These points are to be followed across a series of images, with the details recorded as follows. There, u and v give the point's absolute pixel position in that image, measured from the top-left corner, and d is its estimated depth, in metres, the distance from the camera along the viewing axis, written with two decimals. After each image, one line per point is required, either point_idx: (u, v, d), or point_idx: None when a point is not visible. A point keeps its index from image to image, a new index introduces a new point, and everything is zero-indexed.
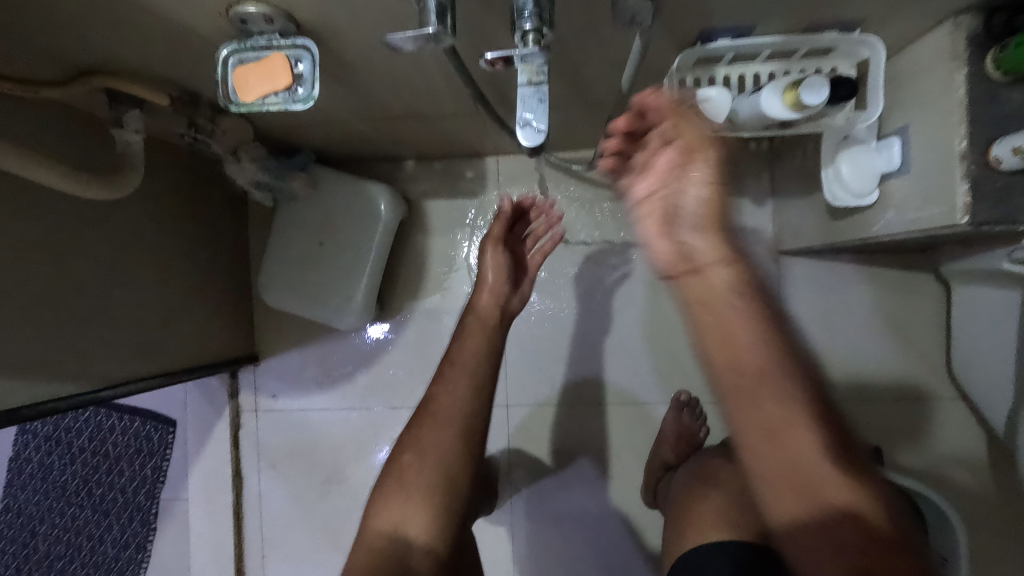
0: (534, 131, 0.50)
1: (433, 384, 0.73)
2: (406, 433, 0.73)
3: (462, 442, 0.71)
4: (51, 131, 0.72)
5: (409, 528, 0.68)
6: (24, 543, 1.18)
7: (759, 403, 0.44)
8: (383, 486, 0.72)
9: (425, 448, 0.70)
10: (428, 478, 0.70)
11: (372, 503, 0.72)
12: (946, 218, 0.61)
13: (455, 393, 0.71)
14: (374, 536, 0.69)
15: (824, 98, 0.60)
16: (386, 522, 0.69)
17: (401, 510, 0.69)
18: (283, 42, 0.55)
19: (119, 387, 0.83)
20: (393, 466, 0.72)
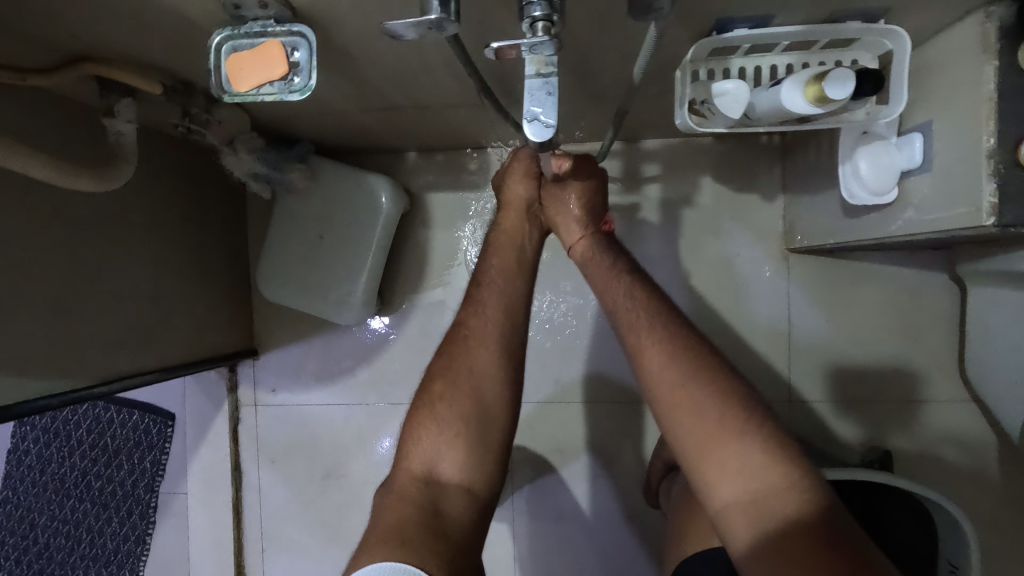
0: (542, 126, 0.47)
1: (463, 311, 0.72)
2: (436, 363, 0.70)
3: (499, 366, 0.68)
4: (40, 120, 0.69)
5: (444, 466, 0.63)
6: (23, 535, 1.17)
7: (637, 330, 0.66)
8: (415, 422, 0.66)
9: (458, 373, 0.67)
10: (462, 407, 0.65)
11: (403, 441, 0.66)
12: (970, 219, 0.59)
13: (487, 311, 0.71)
14: (407, 482, 0.62)
15: (848, 93, 0.57)
16: (418, 461, 0.63)
17: (435, 444, 0.64)
18: (279, 29, 0.52)
19: (114, 383, 0.82)
20: (425, 395, 0.67)
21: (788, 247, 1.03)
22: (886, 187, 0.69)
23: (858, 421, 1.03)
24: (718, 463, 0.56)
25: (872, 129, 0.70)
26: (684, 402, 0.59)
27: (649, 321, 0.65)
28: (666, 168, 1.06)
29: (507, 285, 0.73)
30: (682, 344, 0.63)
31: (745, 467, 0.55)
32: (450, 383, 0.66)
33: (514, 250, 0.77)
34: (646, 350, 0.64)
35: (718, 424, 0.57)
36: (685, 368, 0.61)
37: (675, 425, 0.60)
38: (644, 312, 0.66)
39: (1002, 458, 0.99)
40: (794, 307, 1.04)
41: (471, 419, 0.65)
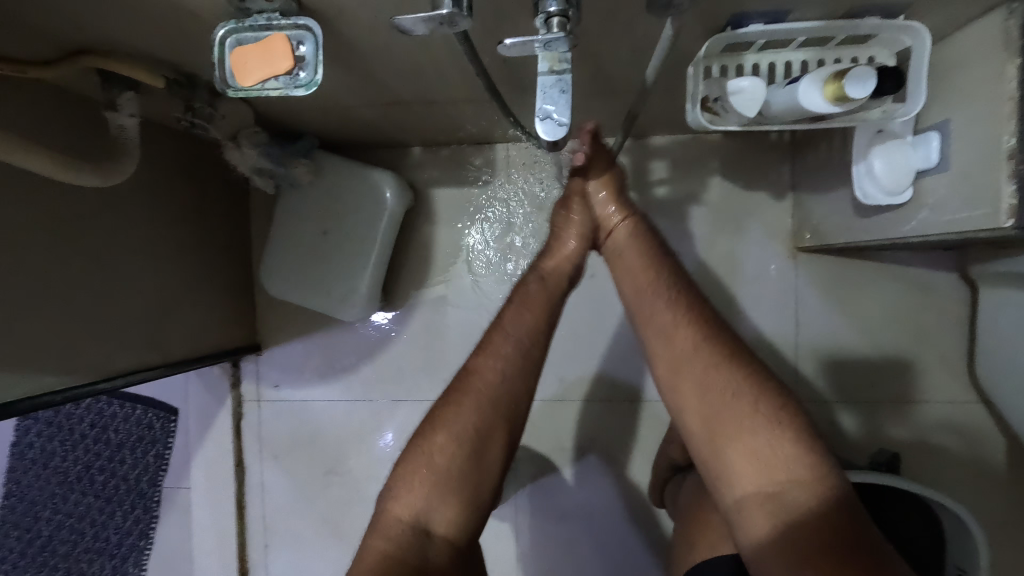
0: (554, 125, 0.47)
1: (477, 354, 0.70)
2: (438, 408, 0.68)
3: (501, 428, 0.67)
4: (41, 113, 0.68)
5: (435, 515, 0.62)
6: (27, 527, 1.18)
7: (655, 316, 0.66)
8: (410, 464, 0.64)
9: (461, 427, 0.65)
10: (462, 461, 0.64)
11: (392, 484, 0.64)
12: (989, 221, 0.58)
13: (501, 365, 0.68)
14: (393, 524, 0.61)
15: (868, 91, 0.55)
16: (407, 507, 0.62)
17: (427, 495, 0.62)
18: (284, 23, 0.51)
19: (117, 379, 0.81)
20: (424, 439, 0.66)
21: (797, 246, 1.02)
22: (900, 187, 0.68)
23: (866, 423, 1.02)
24: (742, 453, 0.56)
25: (887, 128, 0.68)
26: (705, 389, 0.60)
27: (677, 308, 0.65)
28: (674, 166, 1.05)
29: (529, 344, 0.70)
30: (709, 334, 0.63)
31: (770, 458, 0.55)
32: (455, 437, 0.65)
33: (546, 300, 0.74)
34: (675, 334, 0.63)
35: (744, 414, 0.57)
36: (714, 357, 0.61)
37: (697, 412, 0.60)
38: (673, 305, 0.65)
39: (1012, 462, 0.98)
40: (802, 306, 1.03)
41: (466, 475, 0.64)
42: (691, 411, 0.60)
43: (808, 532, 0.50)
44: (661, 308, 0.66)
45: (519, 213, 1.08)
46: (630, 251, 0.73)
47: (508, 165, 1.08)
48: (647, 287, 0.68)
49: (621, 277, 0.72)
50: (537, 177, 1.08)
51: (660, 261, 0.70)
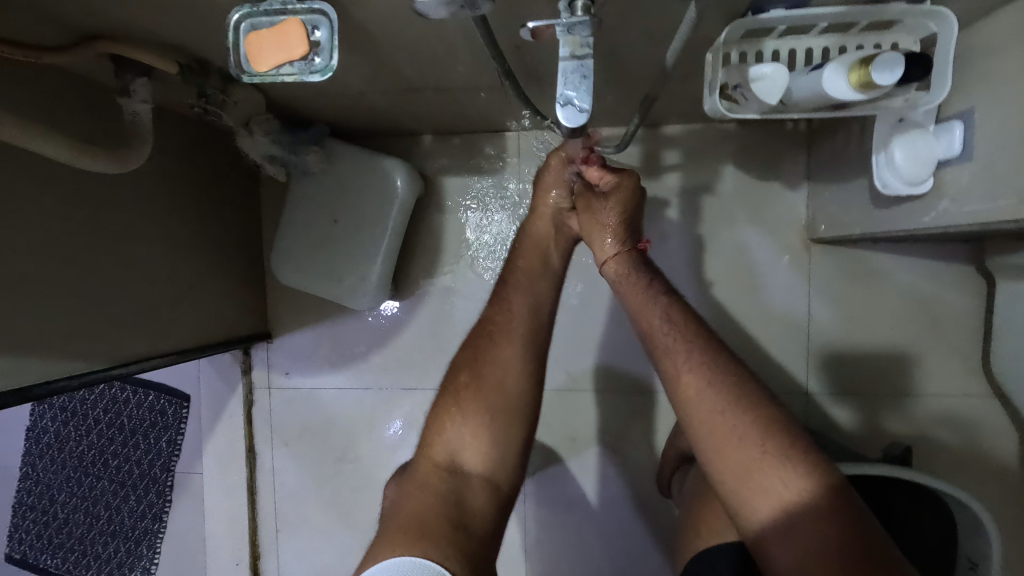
0: (575, 111, 0.46)
1: (491, 302, 0.72)
2: (462, 356, 0.69)
3: (521, 362, 0.67)
4: (55, 100, 0.68)
5: (466, 457, 0.64)
6: (44, 509, 1.22)
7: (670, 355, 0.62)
8: (440, 408, 0.67)
9: (484, 368, 0.66)
10: (489, 399, 0.65)
11: (427, 432, 0.67)
12: (1011, 212, 0.56)
13: (511, 304, 0.70)
14: (429, 468, 0.64)
15: (896, 79, 0.54)
16: (439, 452, 0.64)
17: (460, 436, 0.64)
18: (299, 6, 0.50)
19: (131, 365, 0.82)
20: (451, 384, 0.67)
21: (810, 236, 1.01)
22: (923, 177, 0.67)
23: (877, 415, 1.01)
24: (760, 491, 0.54)
25: (908, 116, 0.67)
26: (728, 435, 0.56)
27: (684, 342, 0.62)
28: (687, 155, 1.04)
29: (534, 281, 0.72)
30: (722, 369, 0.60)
31: (788, 502, 0.53)
32: (474, 378, 0.66)
33: (545, 238, 0.76)
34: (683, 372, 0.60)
35: (756, 449, 0.55)
36: (717, 391, 0.58)
37: (722, 459, 0.56)
38: (680, 334, 0.63)
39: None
40: (815, 297, 1.02)
41: (494, 414, 0.65)
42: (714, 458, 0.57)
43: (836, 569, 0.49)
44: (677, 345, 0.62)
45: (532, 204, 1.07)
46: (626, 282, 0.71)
47: (521, 155, 1.08)
48: (651, 315, 0.66)
49: (627, 302, 0.70)
50: None
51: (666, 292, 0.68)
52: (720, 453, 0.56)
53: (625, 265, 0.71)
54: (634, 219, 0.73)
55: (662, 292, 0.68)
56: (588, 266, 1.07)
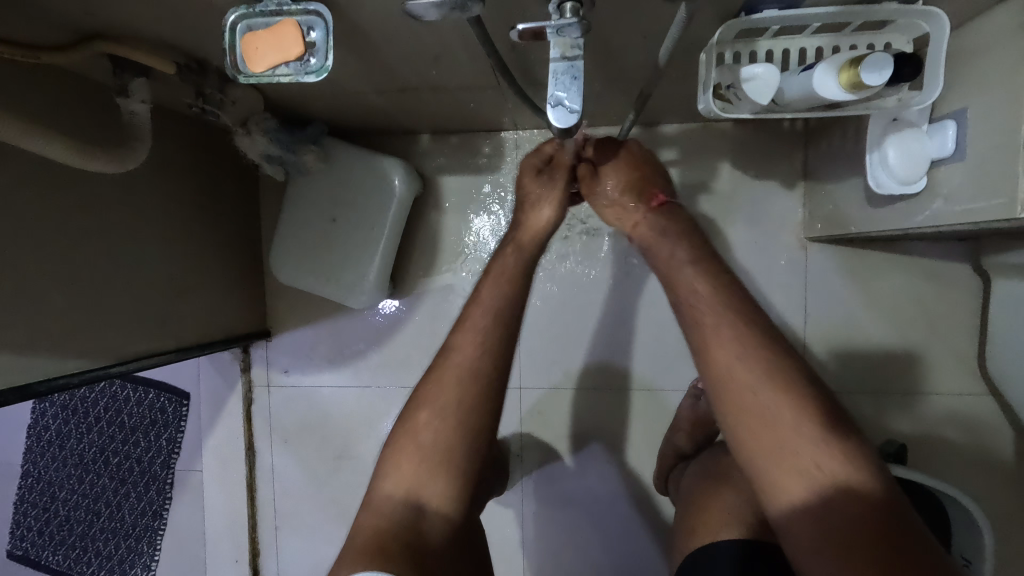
0: (566, 112, 0.47)
1: (454, 332, 0.70)
2: (423, 389, 0.69)
3: (482, 402, 0.67)
4: (54, 100, 0.69)
5: (421, 493, 0.65)
6: (45, 507, 1.23)
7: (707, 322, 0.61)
8: (398, 444, 0.67)
9: (445, 406, 0.67)
10: (446, 439, 0.66)
11: (382, 464, 0.68)
12: (1003, 211, 0.57)
13: (479, 338, 0.68)
14: (383, 500, 0.65)
15: (885, 79, 0.54)
16: (394, 487, 0.65)
17: (416, 473, 0.66)
18: (294, 8, 0.51)
19: (131, 362, 0.83)
20: (410, 420, 0.68)
21: (807, 235, 1.01)
22: (916, 177, 0.67)
23: (876, 414, 1.02)
24: (792, 463, 0.54)
25: (902, 117, 0.68)
26: (762, 407, 0.56)
27: (722, 310, 0.61)
28: (684, 154, 1.04)
29: (504, 309, 0.70)
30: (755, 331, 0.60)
31: (820, 472, 0.53)
32: (434, 417, 0.67)
33: (517, 268, 0.73)
34: (719, 336, 0.60)
35: (790, 420, 0.55)
36: (755, 359, 0.58)
37: (757, 428, 0.56)
38: (713, 302, 0.62)
39: (1019, 454, 0.98)
40: (811, 295, 1.03)
41: (451, 453, 0.66)
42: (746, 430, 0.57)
43: (870, 540, 0.49)
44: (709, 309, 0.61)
45: None
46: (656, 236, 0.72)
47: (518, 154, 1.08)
48: (682, 280, 0.65)
49: (658, 267, 0.69)
50: None
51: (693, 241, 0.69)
52: (755, 423, 0.56)
53: (653, 227, 0.73)
54: (643, 179, 0.76)
55: (690, 258, 0.67)
56: (586, 265, 1.08)
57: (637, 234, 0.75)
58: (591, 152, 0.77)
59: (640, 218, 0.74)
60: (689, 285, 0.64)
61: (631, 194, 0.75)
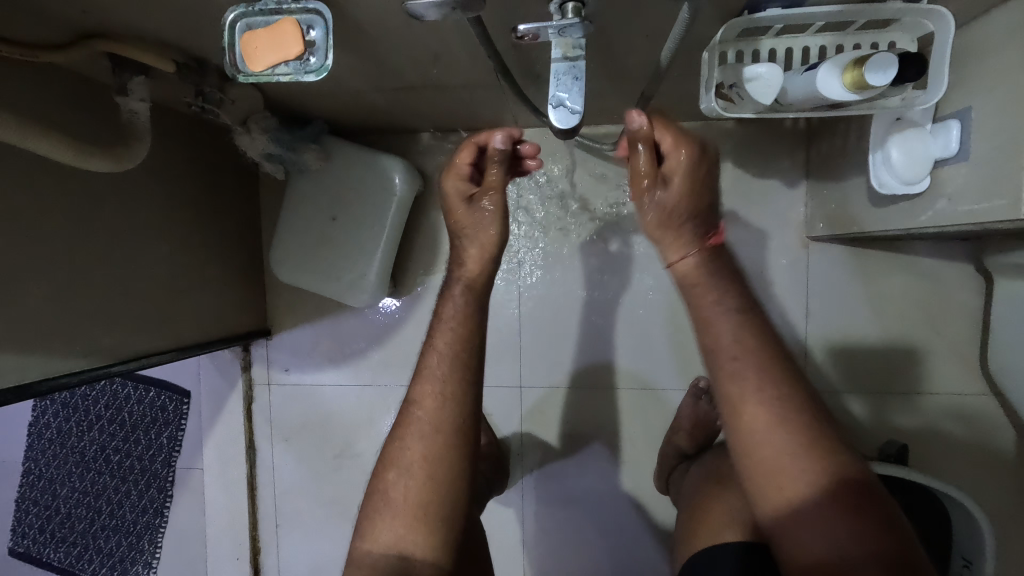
0: (567, 112, 0.47)
1: (413, 385, 0.68)
2: (390, 447, 0.68)
3: (451, 448, 0.65)
4: (54, 98, 0.69)
5: (404, 547, 0.63)
6: (47, 504, 1.23)
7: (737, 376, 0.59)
8: (373, 505, 0.66)
9: (413, 462, 0.65)
10: (418, 494, 0.64)
11: (362, 524, 0.67)
12: (1007, 212, 0.56)
13: (438, 388, 0.66)
14: (365, 560, 0.64)
15: (889, 79, 0.54)
16: (375, 545, 0.64)
17: (393, 531, 0.64)
18: (294, 6, 0.51)
19: (132, 362, 0.83)
20: (381, 481, 0.67)
21: (808, 235, 1.01)
22: (919, 177, 0.67)
23: (876, 413, 1.02)
24: (812, 528, 0.54)
25: (906, 116, 0.68)
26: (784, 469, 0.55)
27: (752, 367, 0.59)
28: None
29: (460, 354, 0.67)
30: (764, 361, 0.59)
31: (840, 539, 0.53)
32: (404, 473, 0.65)
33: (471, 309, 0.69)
34: (742, 393, 0.58)
35: (811, 488, 0.54)
36: (779, 421, 0.57)
37: (778, 492, 0.55)
38: (744, 357, 0.59)
39: (1020, 454, 0.98)
40: (813, 295, 1.03)
41: (425, 506, 0.64)
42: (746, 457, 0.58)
43: None
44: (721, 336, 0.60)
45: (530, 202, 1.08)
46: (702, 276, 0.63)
47: None
48: (718, 330, 0.61)
49: (693, 315, 0.63)
50: (547, 163, 1.07)
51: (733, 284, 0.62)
52: (775, 486, 0.56)
53: (698, 269, 0.63)
54: (704, 203, 0.63)
55: (738, 307, 0.61)
56: (588, 264, 1.07)
57: (679, 268, 0.64)
58: (676, 158, 0.62)
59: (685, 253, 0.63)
60: (723, 339, 0.60)
61: (692, 222, 0.63)
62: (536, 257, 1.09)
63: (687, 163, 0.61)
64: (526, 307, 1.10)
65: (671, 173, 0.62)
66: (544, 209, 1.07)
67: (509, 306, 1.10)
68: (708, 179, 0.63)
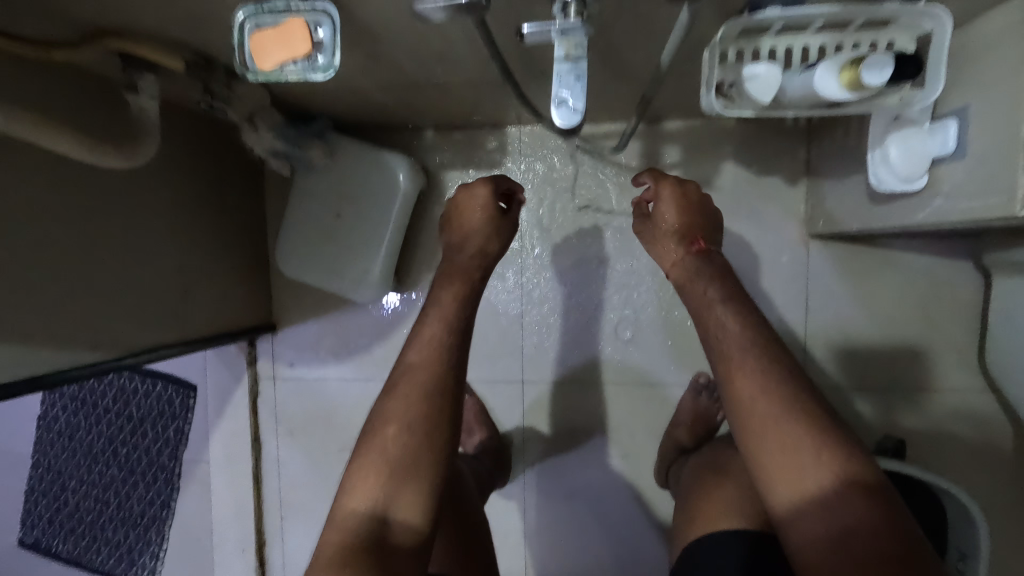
0: (569, 111, 0.48)
1: (409, 348, 0.71)
2: (387, 404, 0.67)
3: (445, 404, 0.67)
4: (65, 96, 0.70)
5: (392, 502, 0.62)
6: (55, 496, 1.25)
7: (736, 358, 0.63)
8: (362, 459, 0.65)
9: (410, 418, 0.65)
10: (410, 446, 0.64)
11: (346, 481, 0.65)
12: (1003, 209, 0.57)
13: (440, 354, 0.69)
14: (347, 515, 0.62)
15: (886, 79, 0.54)
16: (358, 501, 0.63)
17: (382, 485, 0.63)
18: (303, 6, 0.52)
19: (141, 354, 0.84)
20: (373, 435, 0.66)
21: (809, 232, 1.02)
22: (917, 174, 0.68)
23: (875, 409, 1.03)
24: (810, 499, 0.56)
25: (903, 115, 0.68)
26: (785, 440, 0.58)
27: (751, 349, 0.63)
28: (687, 150, 1.04)
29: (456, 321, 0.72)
30: (767, 346, 0.64)
31: (838, 508, 0.55)
32: (408, 432, 0.65)
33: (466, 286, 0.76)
34: (742, 371, 0.62)
35: (813, 461, 0.57)
36: (779, 398, 0.60)
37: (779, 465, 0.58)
38: (744, 339, 0.64)
39: (1018, 450, 0.98)
40: (813, 291, 1.03)
41: (415, 461, 0.64)
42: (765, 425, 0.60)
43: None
44: (721, 322, 0.67)
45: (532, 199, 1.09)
46: (692, 273, 0.73)
47: (520, 150, 1.09)
48: (713, 319, 0.67)
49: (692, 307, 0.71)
50: (550, 160, 1.08)
51: (728, 280, 0.71)
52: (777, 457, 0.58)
53: (687, 270, 0.74)
54: (692, 221, 0.77)
55: (723, 296, 0.68)
56: (591, 260, 1.08)
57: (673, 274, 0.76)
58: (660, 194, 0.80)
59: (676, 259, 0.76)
60: (720, 322, 0.66)
61: (678, 233, 0.77)
62: (538, 253, 1.10)
63: (671, 194, 0.79)
64: (529, 302, 1.11)
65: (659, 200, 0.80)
66: (547, 205, 1.09)
67: (512, 301, 1.11)
68: (692, 201, 0.78)
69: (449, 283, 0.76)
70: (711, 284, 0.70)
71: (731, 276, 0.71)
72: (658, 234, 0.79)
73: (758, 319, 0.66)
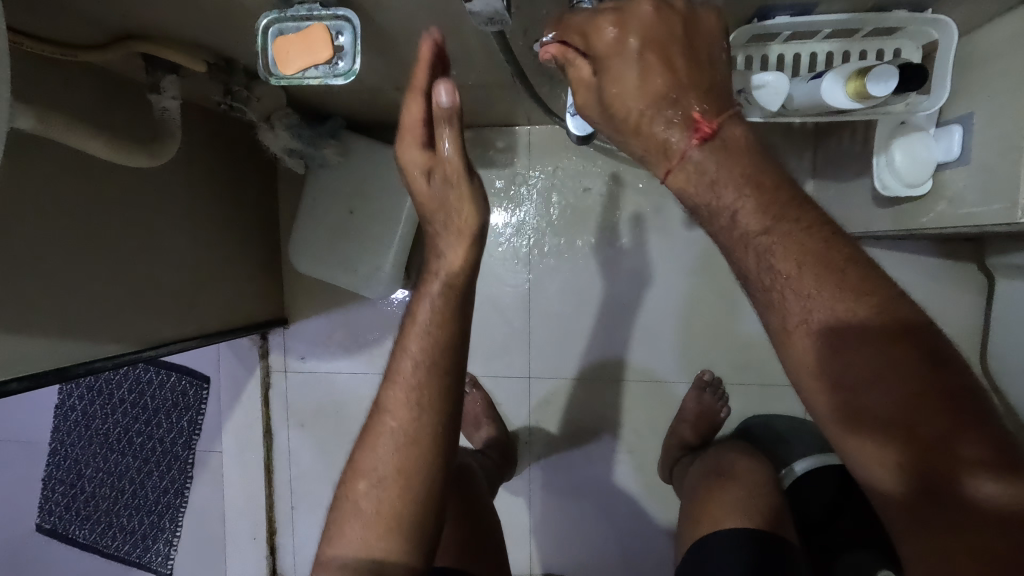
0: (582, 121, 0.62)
1: (383, 388, 0.61)
2: (358, 453, 0.61)
3: (426, 456, 0.58)
4: (90, 96, 0.72)
5: (372, 560, 0.56)
6: (72, 483, 1.28)
7: (787, 306, 0.46)
8: (339, 513, 0.60)
9: (380, 472, 0.58)
10: (388, 501, 0.57)
11: (325, 533, 0.60)
12: (1004, 215, 0.59)
13: (413, 396, 0.59)
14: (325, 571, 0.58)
15: (891, 90, 0.56)
16: (335, 558, 0.58)
17: (358, 541, 0.57)
18: (324, 13, 0.53)
19: (160, 348, 0.87)
20: (347, 485, 0.60)
21: None
22: (922, 179, 0.69)
23: None
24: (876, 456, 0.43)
25: (910, 120, 0.69)
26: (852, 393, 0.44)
27: (809, 285, 0.45)
28: None
29: (432, 357, 0.60)
30: (827, 277, 0.45)
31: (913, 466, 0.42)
32: (379, 485, 0.58)
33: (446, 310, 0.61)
34: (795, 320, 0.46)
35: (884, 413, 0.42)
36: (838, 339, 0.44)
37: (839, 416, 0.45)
38: (802, 285, 0.45)
39: None
40: None
41: (394, 518, 0.57)
42: (829, 411, 0.45)
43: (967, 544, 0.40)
44: (768, 290, 0.47)
45: (542, 199, 1.10)
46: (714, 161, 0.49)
47: (529, 149, 1.10)
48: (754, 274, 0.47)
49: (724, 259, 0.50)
50: (559, 160, 1.09)
51: (756, 177, 0.48)
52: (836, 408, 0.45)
53: (695, 174, 0.49)
54: (671, 72, 0.48)
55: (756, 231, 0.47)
56: (596, 259, 1.10)
57: (676, 181, 0.50)
58: (603, 36, 0.48)
59: (677, 156, 0.49)
60: (783, 282, 0.46)
61: (659, 101, 0.48)
62: (546, 251, 1.11)
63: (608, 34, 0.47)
64: (534, 299, 1.13)
65: (600, 55, 0.48)
66: (560, 204, 1.10)
67: (519, 298, 1.13)
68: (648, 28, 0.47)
69: (420, 305, 0.62)
70: (744, 205, 0.47)
71: (792, 193, 0.48)
72: (634, 115, 0.49)
73: (822, 272, 0.45)
